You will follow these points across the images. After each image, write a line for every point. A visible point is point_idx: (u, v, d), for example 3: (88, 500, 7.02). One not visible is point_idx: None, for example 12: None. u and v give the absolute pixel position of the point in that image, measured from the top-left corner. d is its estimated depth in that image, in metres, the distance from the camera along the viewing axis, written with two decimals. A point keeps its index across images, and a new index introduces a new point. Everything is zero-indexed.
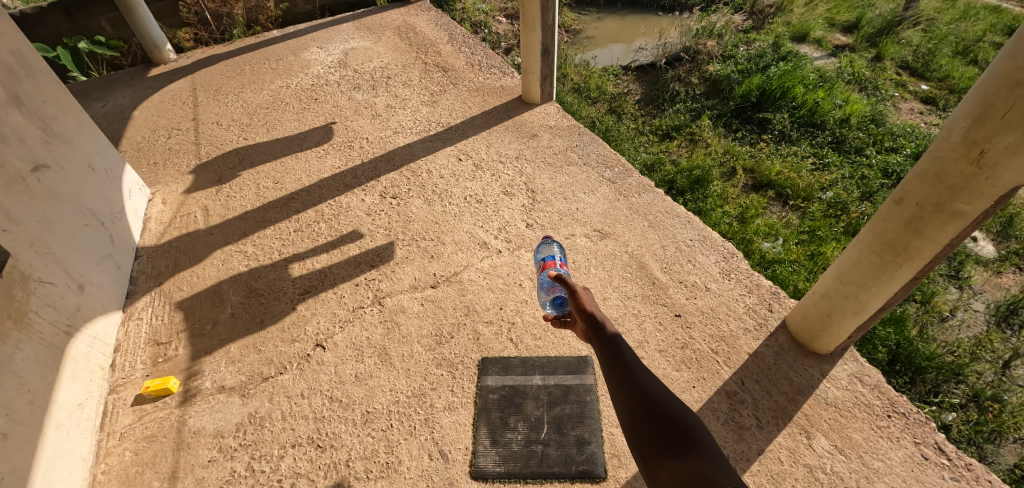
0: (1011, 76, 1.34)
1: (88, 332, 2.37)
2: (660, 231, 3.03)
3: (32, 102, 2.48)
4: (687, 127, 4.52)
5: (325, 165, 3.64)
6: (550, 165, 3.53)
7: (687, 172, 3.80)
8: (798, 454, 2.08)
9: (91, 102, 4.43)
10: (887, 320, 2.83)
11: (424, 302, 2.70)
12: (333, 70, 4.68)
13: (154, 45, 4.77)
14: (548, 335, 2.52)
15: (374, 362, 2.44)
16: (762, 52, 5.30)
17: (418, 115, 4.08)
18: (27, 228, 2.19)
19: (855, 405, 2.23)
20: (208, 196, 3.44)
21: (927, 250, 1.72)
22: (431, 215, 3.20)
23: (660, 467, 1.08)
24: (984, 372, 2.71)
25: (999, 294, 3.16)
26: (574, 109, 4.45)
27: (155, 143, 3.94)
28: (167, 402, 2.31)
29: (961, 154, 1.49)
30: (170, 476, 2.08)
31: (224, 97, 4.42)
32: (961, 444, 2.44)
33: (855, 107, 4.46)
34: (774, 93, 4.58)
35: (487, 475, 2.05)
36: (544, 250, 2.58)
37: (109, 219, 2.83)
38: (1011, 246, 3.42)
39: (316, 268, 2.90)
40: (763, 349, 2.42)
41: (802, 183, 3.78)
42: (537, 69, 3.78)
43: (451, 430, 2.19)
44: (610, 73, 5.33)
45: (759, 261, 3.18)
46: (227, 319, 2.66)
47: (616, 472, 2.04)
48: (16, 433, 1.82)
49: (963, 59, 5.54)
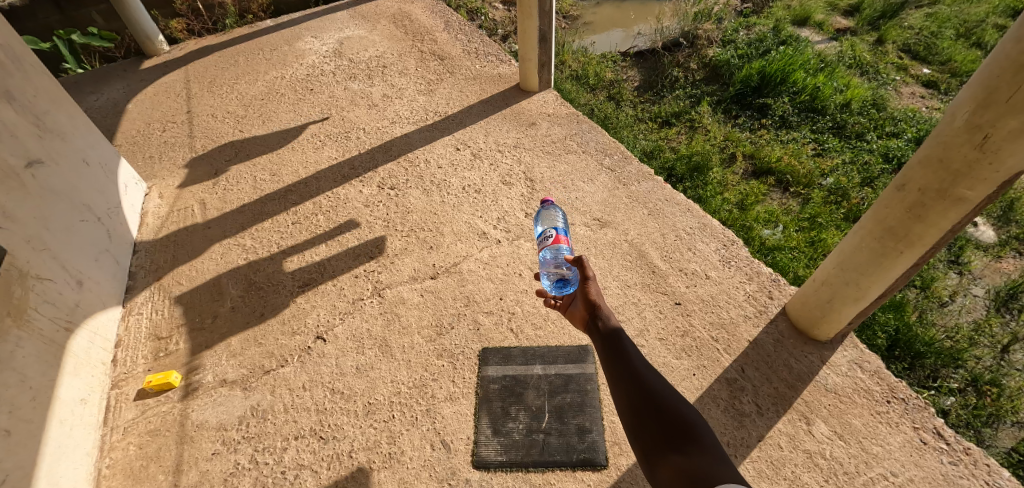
0: (1016, 60, 1.32)
1: (88, 328, 2.37)
2: (659, 219, 3.01)
3: (24, 96, 2.45)
4: (686, 113, 4.48)
5: (322, 157, 3.62)
6: (549, 153, 3.50)
7: (687, 158, 3.78)
8: (797, 440, 2.09)
9: (84, 95, 4.38)
10: (887, 306, 2.84)
11: (424, 293, 2.69)
12: (328, 60, 4.63)
13: (146, 36, 4.69)
14: (549, 325, 2.53)
15: (374, 354, 2.45)
16: (762, 36, 5.23)
17: (415, 105, 4.04)
18: (22, 225, 2.17)
19: (855, 391, 2.24)
20: (205, 189, 3.42)
21: (928, 236, 1.71)
22: (429, 206, 3.18)
23: (662, 461, 1.08)
24: (983, 357, 2.72)
25: (999, 278, 3.16)
26: (573, 96, 4.41)
27: (150, 137, 3.91)
28: (170, 397, 2.32)
29: (965, 139, 1.48)
30: (174, 469, 2.09)
31: (218, 88, 4.37)
32: (959, 428, 2.46)
33: (856, 92, 4.42)
34: (774, 78, 4.53)
35: (488, 464, 2.06)
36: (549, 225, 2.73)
37: (106, 214, 2.82)
38: (1012, 231, 3.40)
39: (315, 260, 2.90)
40: (762, 337, 2.43)
41: (803, 169, 3.76)
42: (535, 56, 3.74)
43: (452, 420, 2.20)
44: (608, 59, 5.28)
45: (759, 248, 3.17)
46: (227, 313, 2.66)
47: (617, 460, 2.06)
48: (20, 430, 1.82)
49: (966, 42, 5.46)
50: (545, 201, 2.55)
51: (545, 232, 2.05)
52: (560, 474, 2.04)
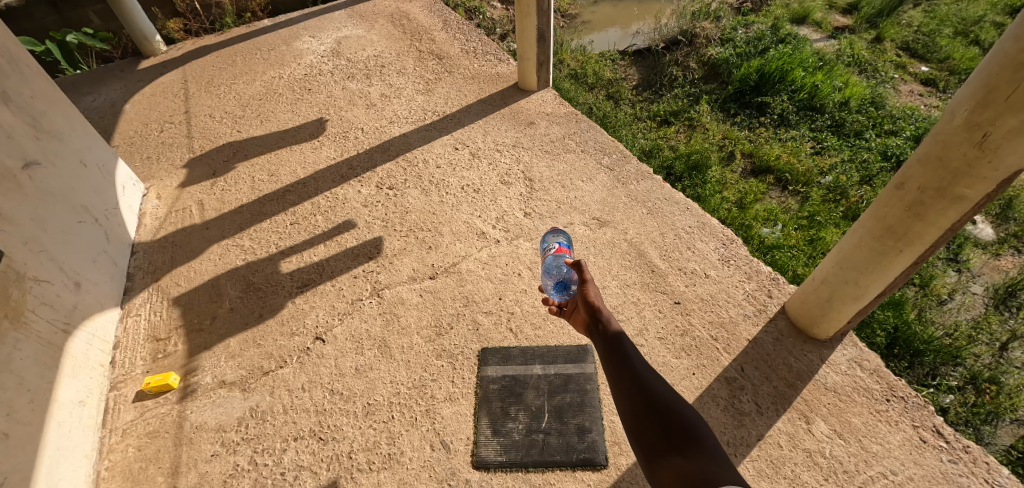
0: (1015, 58, 1.32)
1: (86, 330, 2.36)
2: (658, 218, 3.01)
3: (21, 97, 2.44)
4: (685, 112, 4.47)
5: (320, 157, 3.61)
6: (548, 152, 3.50)
7: (686, 157, 3.77)
8: (797, 439, 2.09)
9: (81, 96, 4.37)
10: (886, 304, 2.84)
11: (423, 293, 2.69)
12: (326, 59, 4.61)
13: (143, 36, 4.67)
14: (548, 324, 2.53)
15: (374, 354, 2.44)
16: (761, 34, 5.22)
17: (413, 104, 4.03)
18: (20, 227, 2.17)
19: (854, 390, 2.24)
20: (203, 190, 3.41)
21: (927, 235, 1.71)
22: (428, 206, 3.18)
23: (662, 462, 1.08)
24: (982, 355, 2.72)
25: (997, 276, 3.16)
26: (572, 95, 4.41)
27: (148, 137, 3.89)
28: (169, 398, 2.32)
29: (964, 138, 1.47)
30: (173, 471, 2.09)
31: (216, 88, 4.36)
32: (958, 426, 2.46)
33: (855, 90, 4.42)
34: (773, 76, 4.53)
35: (488, 465, 2.06)
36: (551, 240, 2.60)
37: (104, 215, 2.81)
38: (1011, 228, 3.41)
39: (314, 260, 2.89)
40: (762, 335, 2.43)
41: (802, 167, 3.75)
42: (533, 55, 3.73)
43: (452, 421, 2.20)
44: (607, 58, 5.27)
45: (758, 246, 3.17)
46: (226, 314, 2.65)
47: (617, 459, 2.06)
48: (18, 432, 1.82)
49: (964, 39, 5.46)
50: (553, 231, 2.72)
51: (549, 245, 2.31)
52: (560, 474, 2.03)
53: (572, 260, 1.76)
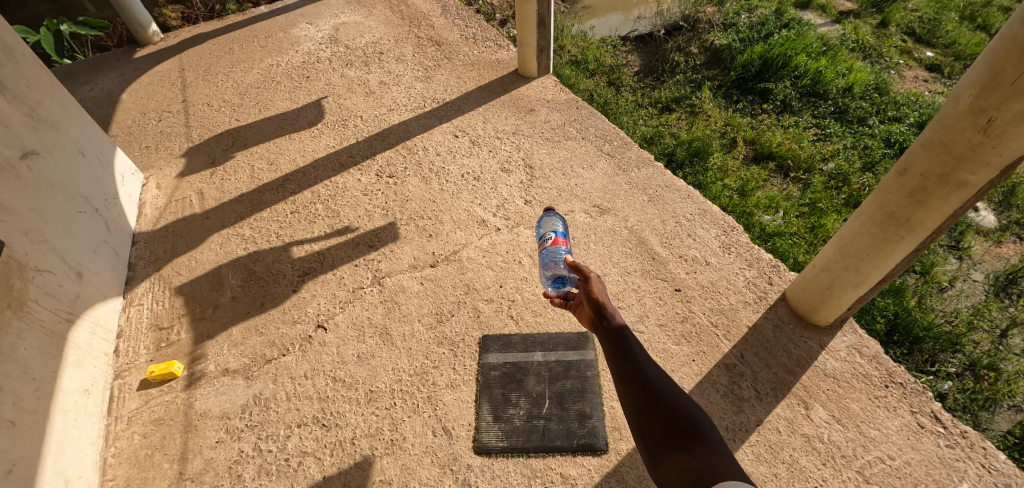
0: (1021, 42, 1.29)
1: (89, 319, 2.37)
2: (659, 205, 3.00)
3: (16, 87, 2.41)
4: (687, 98, 4.42)
5: (320, 145, 3.59)
6: (548, 140, 3.48)
7: (687, 144, 3.75)
8: (796, 425, 2.11)
9: (78, 86, 4.33)
10: (886, 291, 2.84)
11: (423, 281, 2.69)
12: (324, 46, 4.57)
13: (139, 24, 4.62)
14: (549, 312, 2.53)
15: (375, 342, 2.46)
16: (764, 19, 5.17)
17: (412, 92, 3.99)
18: (20, 217, 2.16)
19: (853, 376, 2.25)
20: (202, 179, 3.40)
21: (929, 222, 1.71)
22: (429, 193, 3.17)
23: (666, 458, 1.10)
24: (981, 341, 2.73)
25: (998, 263, 3.15)
26: (573, 82, 4.37)
27: (147, 126, 3.87)
28: (173, 386, 2.34)
29: (968, 123, 1.46)
30: (180, 457, 2.12)
31: (214, 76, 4.32)
32: (956, 412, 2.47)
33: (859, 76, 4.37)
34: (776, 62, 4.47)
35: (489, 450, 2.09)
36: (545, 224, 2.69)
37: (103, 205, 2.80)
38: (1012, 215, 3.39)
39: (315, 249, 2.89)
40: (762, 322, 2.44)
41: (804, 154, 3.73)
42: (533, 42, 3.68)
43: (453, 407, 2.22)
44: (608, 43, 5.21)
45: (759, 234, 3.17)
46: (227, 302, 2.66)
47: (617, 444, 2.08)
48: (25, 420, 1.84)
49: (970, 24, 5.39)
50: (547, 210, 2.68)
51: (544, 235, 2.24)
52: (560, 459, 2.06)
53: (573, 258, 1.76)
